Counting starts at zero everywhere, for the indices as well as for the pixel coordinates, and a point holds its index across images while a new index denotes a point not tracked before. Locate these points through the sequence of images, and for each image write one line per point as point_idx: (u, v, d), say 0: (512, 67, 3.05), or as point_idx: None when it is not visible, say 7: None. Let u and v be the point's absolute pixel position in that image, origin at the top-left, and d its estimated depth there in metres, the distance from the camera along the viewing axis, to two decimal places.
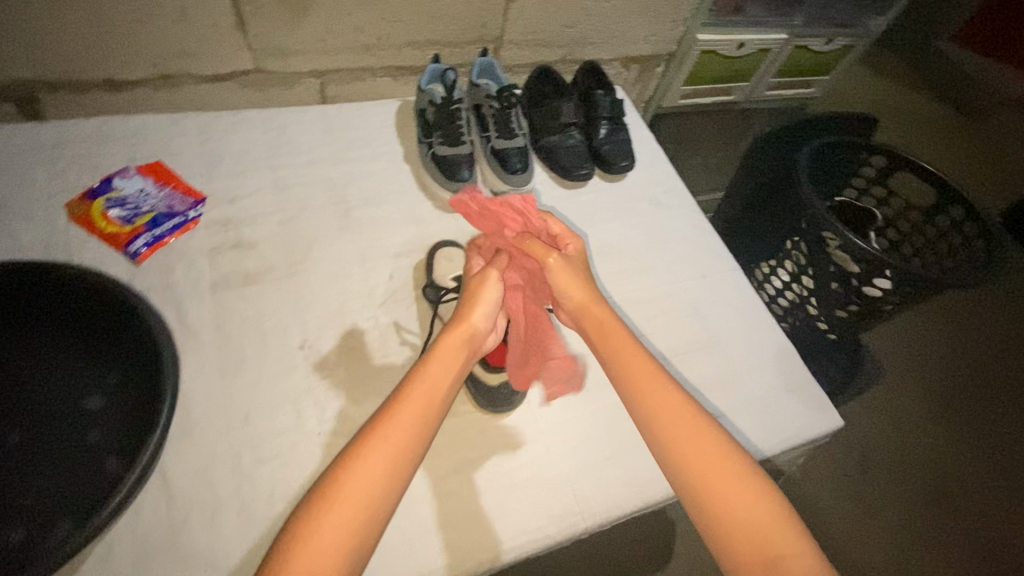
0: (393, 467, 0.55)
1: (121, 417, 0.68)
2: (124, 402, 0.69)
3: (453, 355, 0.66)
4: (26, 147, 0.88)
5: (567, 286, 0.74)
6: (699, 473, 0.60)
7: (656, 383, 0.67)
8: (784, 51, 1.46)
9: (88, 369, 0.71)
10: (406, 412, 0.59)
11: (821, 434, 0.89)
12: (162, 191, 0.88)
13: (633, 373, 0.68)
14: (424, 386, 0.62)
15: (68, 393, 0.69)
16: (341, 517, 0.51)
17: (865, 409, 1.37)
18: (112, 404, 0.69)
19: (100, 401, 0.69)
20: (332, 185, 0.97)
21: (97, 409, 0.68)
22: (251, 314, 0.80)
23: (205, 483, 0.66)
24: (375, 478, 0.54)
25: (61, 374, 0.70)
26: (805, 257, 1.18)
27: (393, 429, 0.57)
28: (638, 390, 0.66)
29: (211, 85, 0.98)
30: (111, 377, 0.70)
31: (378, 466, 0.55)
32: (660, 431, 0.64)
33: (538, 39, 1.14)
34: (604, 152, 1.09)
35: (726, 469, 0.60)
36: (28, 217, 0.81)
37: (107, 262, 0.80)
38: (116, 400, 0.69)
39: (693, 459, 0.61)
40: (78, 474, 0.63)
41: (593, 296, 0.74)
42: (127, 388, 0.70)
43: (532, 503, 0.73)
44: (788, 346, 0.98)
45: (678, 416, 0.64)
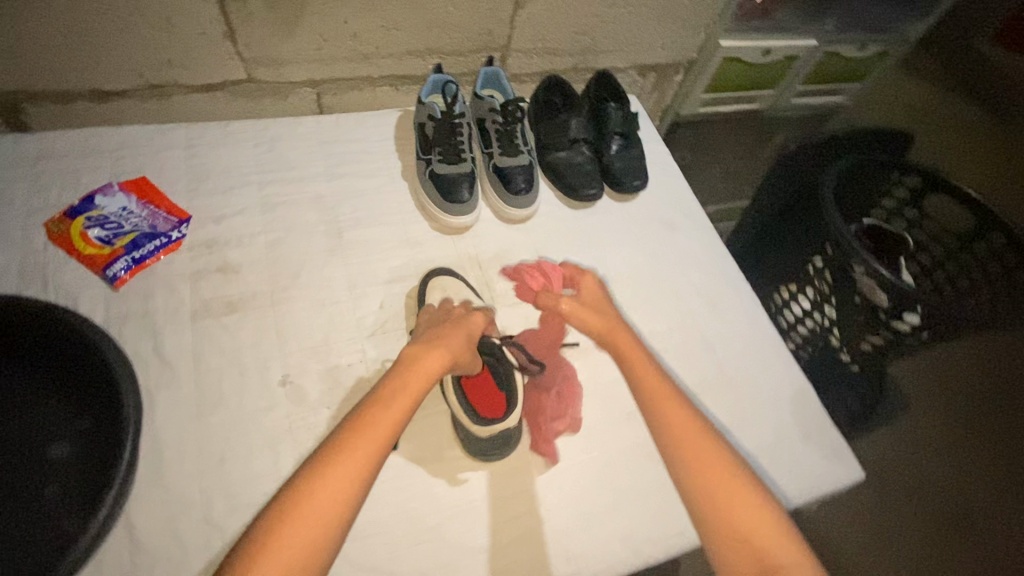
0: (355, 481, 0.53)
1: (82, 469, 0.64)
2: (88, 452, 0.65)
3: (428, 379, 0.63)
4: (6, 162, 0.84)
5: (585, 319, 0.76)
6: (717, 497, 0.57)
7: (678, 407, 0.65)
8: (813, 58, 1.37)
9: (53, 413, 0.67)
10: (373, 426, 0.57)
11: (838, 487, 0.82)
12: (145, 209, 0.84)
13: (656, 397, 0.66)
14: (392, 401, 0.59)
15: (32, 440, 0.65)
16: (301, 535, 0.49)
17: (886, 444, 1.30)
18: (77, 452, 0.65)
19: (64, 449, 0.65)
20: (325, 203, 0.92)
21: (59, 458, 0.64)
22: (232, 346, 0.76)
23: (174, 533, 0.62)
24: (338, 496, 0.52)
25: (26, 418, 0.66)
26: (828, 285, 1.09)
27: (359, 444, 0.55)
28: (663, 414, 0.65)
29: (201, 95, 0.93)
30: (79, 423, 0.67)
31: (341, 481, 0.52)
32: (680, 454, 0.61)
33: (548, 48, 1.07)
34: (614, 170, 1.02)
35: (747, 493, 0.58)
36: (4, 238, 0.78)
37: (84, 286, 0.76)
38: (82, 447, 0.65)
39: (709, 482, 0.58)
40: (25, 533, 0.59)
41: (608, 327, 0.75)
42: (92, 434, 0.66)
43: (521, 562, 0.68)
44: (805, 388, 0.90)
45: (699, 438, 0.62)
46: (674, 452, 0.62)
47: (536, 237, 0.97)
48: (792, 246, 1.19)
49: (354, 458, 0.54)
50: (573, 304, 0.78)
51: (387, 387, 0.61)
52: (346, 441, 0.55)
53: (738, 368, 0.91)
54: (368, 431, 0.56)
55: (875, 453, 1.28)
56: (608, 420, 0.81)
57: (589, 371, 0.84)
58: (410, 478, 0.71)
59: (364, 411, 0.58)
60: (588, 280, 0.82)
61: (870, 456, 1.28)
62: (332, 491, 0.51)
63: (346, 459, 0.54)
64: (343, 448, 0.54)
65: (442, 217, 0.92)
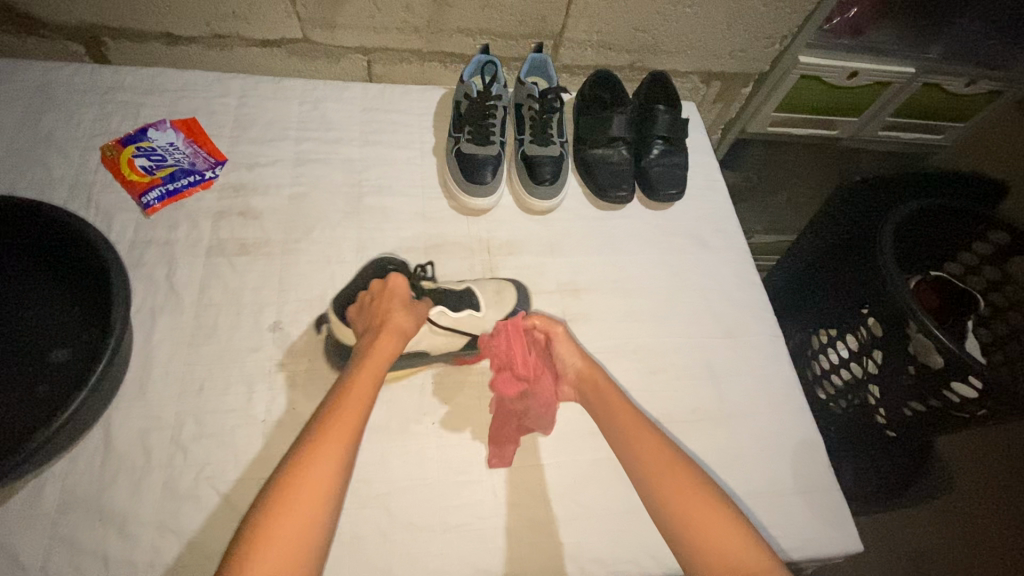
0: (334, 478, 0.52)
1: (71, 380, 0.67)
2: (82, 366, 0.68)
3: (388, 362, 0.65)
4: (82, 88, 0.93)
5: (569, 359, 0.73)
6: (699, 523, 0.55)
7: (654, 441, 0.63)
8: (909, 88, 1.23)
9: (69, 317, 0.71)
10: (337, 431, 0.55)
11: (829, 555, 0.74)
12: (189, 147, 0.90)
13: (631, 433, 0.65)
14: (349, 403, 0.58)
15: (46, 338, 0.70)
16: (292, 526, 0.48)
17: (917, 521, 1.16)
18: (76, 360, 0.68)
19: (64, 355, 0.69)
20: (353, 166, 0.94)
21: (57, 363, 0.68)
22: (235, 285, 0.79)
23: (142, 445, 0.66)
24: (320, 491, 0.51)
25: (45, 315, 0.71)
26: (874, 335, 0.98)
27: (328, 447, 0.54)
28: (641, 453, 0.63)
29: (260, 49, 0.98)
30: (83, 335, 0.70)
31: (316, 483, 0.51)
32: (664, 486, 0.59)
33: (604, 41, 1.03)
34: (650, 175, 0.97)
35: (728, 518, 0.55)
36: (65, 154, 0.86)
37: (121, 209, 0.83)
38: (81, 357, 0.68)
39: (688, 509, 0.57)
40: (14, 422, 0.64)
41: (594, 368, 0.72)
42: (90, 348, 0.69)
43: (461, 549, 0.67)
44: (817, 441, 0.82)
45: (676, 470, 0.60)
46: (657, 485, 0.60)
47: (554, 231, 0.94)
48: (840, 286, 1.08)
49: (324, 458, 0.53)
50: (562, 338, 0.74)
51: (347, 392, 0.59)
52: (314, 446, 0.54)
53: (743, 405, 0.84)
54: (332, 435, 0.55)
55: (899, 532, 1.15)
56: (584, 430, 0.77)
57: None
58: (370, 443, 0.72)
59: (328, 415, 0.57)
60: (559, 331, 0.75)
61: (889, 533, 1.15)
62: (313, 489, 0.51)
63: (319, 459, 0.53)
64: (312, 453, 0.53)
65: (461, 196, 0.92)
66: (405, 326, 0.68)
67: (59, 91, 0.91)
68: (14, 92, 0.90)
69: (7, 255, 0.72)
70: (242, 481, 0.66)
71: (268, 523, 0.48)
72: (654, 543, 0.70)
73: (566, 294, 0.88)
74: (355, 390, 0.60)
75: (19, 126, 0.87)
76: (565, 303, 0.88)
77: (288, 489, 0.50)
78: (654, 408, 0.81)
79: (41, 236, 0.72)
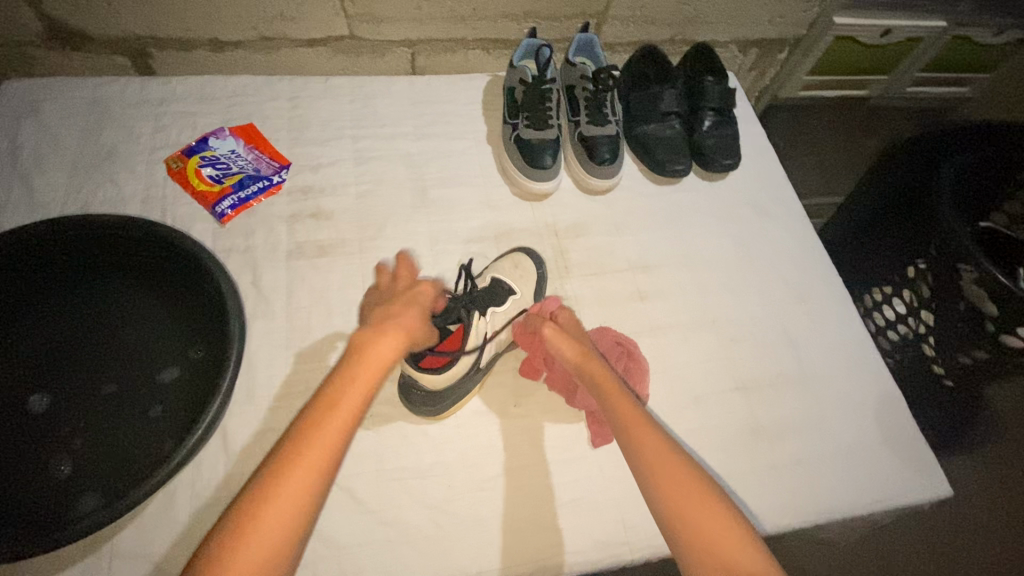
0: (314, 481, 0.52)
1: (185, 399, 0.70)
2: (193, 384, 0.71)
3: (384, 362, 0.61)
4: (135, 101, 0.92)
5: (563, 352, 0.69)
6: (686, 516, 0.54)
7: (651, 432, 0.61)
8: (940, 42, 1.23)
9: (172, 337, 0.74)
10: (324, 433, 0.54)
11: (919, 502, 0.77)
12: (251, 153, 0.90)
13: (628, 422, 0.62)
14: (341, 404, 0.56)
15: (151, 359, 0.72)
16: (269, 526, 0.49)
17: (980, 466, 1.17)
18: (186, 378, 0.71)
19: (172, 374, 0.72)
20: (413, 160, 0.94)
21: (167, 381, 0.71)
22: (321, 287, 0.81)
23: (262, 448, 0.69)
24: (299, 495, 0.50)
25: (147, 336, 0.73)
26: (929, 291, 1.00)
27: (314, 447, 0.53)
28: (633, 437, 0.61)
29: (306, 49, 0.97)
30: (189, 353, 0.73)
31: (297, 488, 0.51)
32: (656, 478, 0.57)
33: (646, 16, 1.03)
34: (704, 147, 0.98)
35: (723, 516, 0.54)
36: (132, 170, 0.86)
37: (196, 220, 0.83)
38: (191, 375, 0.72)
39: (676, 495, 0.56)
40: (136, 440, 0.67)
41: (589, 358, 0.68)
42: (201, 367, 0.72)
43: (575, 524, 0.70)
44: (894, 396, 0.84)
45: (669, 463, 0.58)
46: (650, 476, 0.58)
47: (616, 210, 0.95)
48: (889, 244, 1.10)
49: (308, 462, 0.52)
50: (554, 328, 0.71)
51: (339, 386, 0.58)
52: (301, 444, 0.53)
53: (820, 366, 0.86)
54: (317, 437, 0.54)
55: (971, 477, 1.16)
56: (674, 403, 0.80)
57: (657, 352, 0.84)
58: (473, 429, 0.74)
59: (316, 412, 0.56)
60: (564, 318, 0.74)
61: (964, 481, 1.15)
62: (293, 492, 0.50)
63: (302, 463, 0.52)
64: (296, 453, 0.52)
65: (523, 182, 0.92)
66: (406, 323, 0.65)
67: (112, 106, 0.91)
68: (69, 111, 0.89)
69: (107, 278, 0.75)
70: (362, 475, 0.69)
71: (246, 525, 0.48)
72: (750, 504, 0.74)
73: (638, 272, 0.90)
74: (347, 389, 0.58)
75: (81, 145, 0.87)
76: (638, 280, 0.89)
77: (270, 489, 0.50)
78: (737, 375, 0.83)
79: (152, 261, 0.76)
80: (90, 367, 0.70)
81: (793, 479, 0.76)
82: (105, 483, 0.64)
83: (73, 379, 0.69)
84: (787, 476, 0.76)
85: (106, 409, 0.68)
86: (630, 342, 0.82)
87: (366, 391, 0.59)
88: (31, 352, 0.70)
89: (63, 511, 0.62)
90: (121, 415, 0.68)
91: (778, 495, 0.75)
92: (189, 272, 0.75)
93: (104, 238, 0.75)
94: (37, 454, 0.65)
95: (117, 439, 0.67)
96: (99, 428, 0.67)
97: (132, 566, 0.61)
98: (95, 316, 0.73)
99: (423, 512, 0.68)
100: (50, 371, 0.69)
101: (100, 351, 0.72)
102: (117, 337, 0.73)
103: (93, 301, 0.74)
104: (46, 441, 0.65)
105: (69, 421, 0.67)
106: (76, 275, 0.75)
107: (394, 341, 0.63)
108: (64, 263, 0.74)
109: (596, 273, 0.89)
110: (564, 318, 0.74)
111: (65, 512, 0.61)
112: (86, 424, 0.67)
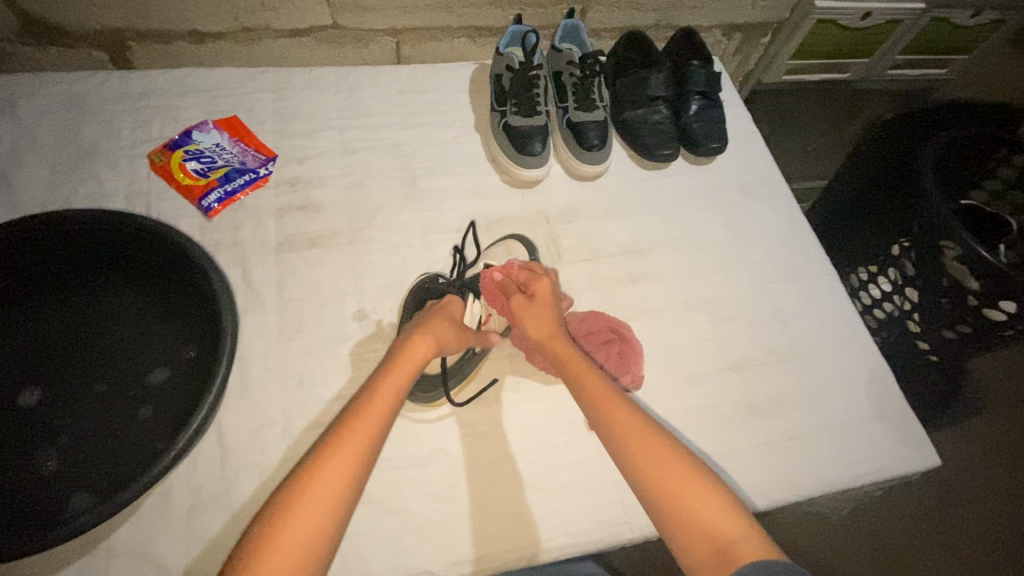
0: (353, 477, 0.52)
1: (177, 400, 0.69)
2: (184, 385, 0.70)
3: (416, 366, 0.63)
4: (114, 96, 0.90)
5: (530, 330, 0.71)
6: (660, 483, 0.55)
7: (624, 408, 0.61)
8: (918, 24, 1.25)
9: (164, 337, 0.73)
10: (355, 433, 0.55)
11: (909, 473, 0.79)
12: (236, 146, 0.88)
13: (602, 402, 0.63)
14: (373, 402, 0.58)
15: (142, 360, 0.71)
16: (309, 510, 0.49)
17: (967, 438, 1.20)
18: (178, 379, 0.70)
19: (164, 375, 0.70)
20: (401, 150, 0.94)
21: (158, 382, 0.70)
22: (313, 279, 0.80)
23: (259, 442, 0.69)
24: (335, 492, 0.51)
25: (138, 336, 0.72)
26: (913, 267, 1.02)
27: (347, 447, 0.53)
28: (605, 413, 0.62)
29: (289, 40, 0.96)
30: (181, 354, 0.72)
31: (335, 485, 0.51)
32: (630, 450, 0.58)
33: (631, 1, 1.03)
34: (692, 131, 0.98)
35: (698, 482, 0.55)
36: (114, 165, 0.85)
37: (182, 215, 0.82)
38: (182, 376, 0.70)
39: (648, 465, 0.57)
40: (127, 442, 0.66)
41: (555, 336, 0.69)
42: (193, 368, 0.71)
43: (576, 505, 0.70)
44: (884, 370, 0.86)
45: (643, 435, 0.59)
46: (622, 449, 0.59)
47: (607, 196, 0.95)
48: (873, 223, 1.11)
49: (343, 458, 0.53)
50: (523, 300, 0.71)
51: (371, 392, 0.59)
52: (334, 443, 0.54)
53: (810, 344, 0.87)
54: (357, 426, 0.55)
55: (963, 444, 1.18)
56: (670, 384, 0.81)
57: (651, 334, 0.84)
58: (471, 416, 0.74)
59: (352, 414, 0.57)
60: (542, 291, 0.72)
61: (952, 452, 1.18)
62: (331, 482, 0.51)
63: (340, 457, 0.53)
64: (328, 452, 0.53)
65: (513, 169, 0.92)
66: (444, 333, 0.68)
67: (91, 101, 0.89)
68: (46, 107, 0.87)
69: (96, 276, 0.74)
70: None
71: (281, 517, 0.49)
72: (748, 478, 0.75)
73: (630, 256, 0.90)
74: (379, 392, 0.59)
75: (60, 141, 0.85)
76: (630, 264, 0.90)
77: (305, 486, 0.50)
78: (730, 355, 0.84)
79: (142, 256, 0.74)
80: (79, 367, 0.69)
81: (786, 454, 0.78)
82: (94, 485, 0.63)
83: (62, 377, 0.68)
84: (782, 451, 0.78)
85: (95, 411, 0.67)
86: (623, 326, 0.82)
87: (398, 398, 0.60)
88: (17, 348, 0.68)
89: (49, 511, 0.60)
90: (112, 416, 0.67)
91: (773, 470, 0.76)
92: (183, 270, 0.74)
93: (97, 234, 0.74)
94: (24, 452, 0.63)
95: (107, 440, 0.65)
96: (89, 428, 0.66)
97: (130, 564, 0.61)
98: (84, 314, 0.72)
99: (426, 499, 0.68)
100: (37, 368, 0.68)
101: (87, 351, 0.70)
102: (106, 336, 0.71)
103: (82, 298, 0.73)
104: (33, 440, 0.64)
105: (57, 419, 0.66)
106: (63, 271, 0.73)
107: (426, 350, 0.65)
108: (50, 259, 0.73)
109: (588, 259, 0.89)
110: (540, 290, 0.72)
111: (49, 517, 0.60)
112: (76, 422, 0.66)
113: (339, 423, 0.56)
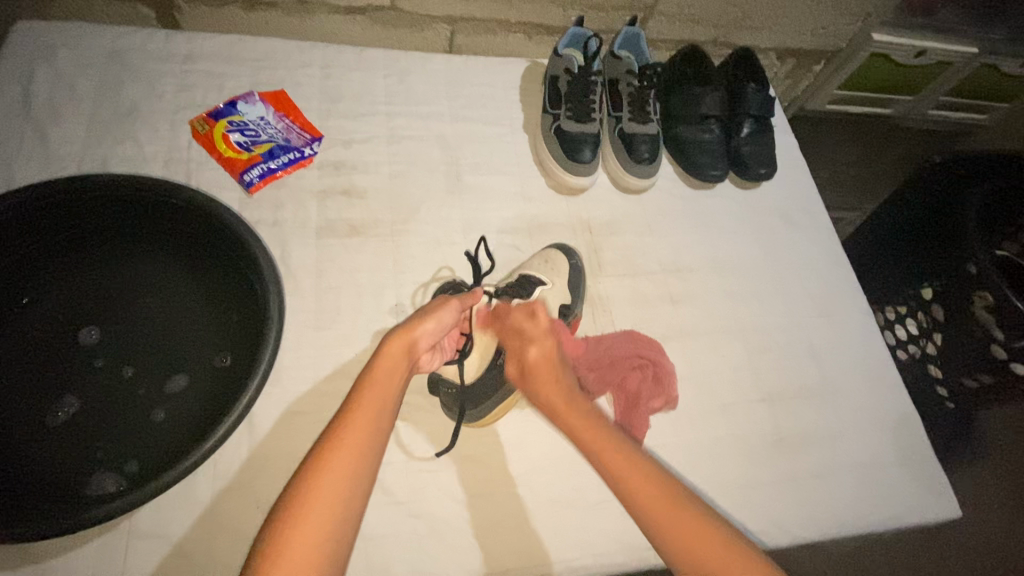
0: (342, 511, 0.48)
1: (202, 397, 0.67)
2: (211, 385, 0.67)
3: (391, 370, 0.57)
4: (158, 56, 0.87)
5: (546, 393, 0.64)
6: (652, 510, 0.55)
7: (670, 505, 0.55)
8: (968, 68, 1.23)
9: (196, 327, 0.70)
10: (337, 462, 0.50)
11: (929, 520, 0.79)
12: (281, 121, 0.86)
13: (650, 503, 0.55)
14: (367, 396, 0.54)
15: (172, 348, 0.69)
16: (320, 506, 0.47)
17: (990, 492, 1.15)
18: (207, 377, 0.68)
19: (193, 371, 0.68)
20: (447, 143, 0.91)
21: (184, 379, 0.67)
22: (352, 268, 0.78)
23: (287, 432, 0.67)
24: (322, 537, 0.46)
25: (168, 321, 0.70)
26: (942, 314, 1.01)
27: (329, 482, 0.49)
28: (657, 518, 0.55)
29: (343, 16, 0.92)
30: (214, 351, 0.69)
31: (320, 526, 0.47)
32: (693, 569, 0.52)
33: (693, 15, 1.01)
34: (741, 154, 0.96)
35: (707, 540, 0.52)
36: (154, 128, 0.82)
37: (222, 188, 0.80)
38: (211, 375, 0.68)
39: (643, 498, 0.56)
40: (152, 432, 0.64)
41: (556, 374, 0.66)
42: (227, 369, 0.68)
43: (604, 524, 0.69)
44: (913, 416, 0.85)
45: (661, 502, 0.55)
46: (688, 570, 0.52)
47: (650, 211, 0.94)
48: (906, 262, 1.10)
49: (327, 495, 0.48)
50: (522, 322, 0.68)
51: (350, 411, 0.54)
52: (313, 477, 0.49)
53: (845, 379, 0.86)
54: (354, 421, 0.53)
55: (978, 487, 1.15)
56: (701, 410, 0.80)
57: (685, 358, 0.83)
58: (504, 426, 0.72)
59: (342, 420, 0.53)
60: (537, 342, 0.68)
61: (973, 504, 1.13)
62: (336, 476, 0.49)
63: (342, 450, 0.51)
64: (310, 486, 0.48)
65: (561, 175, 0.90)
66: (414, 324, 0.60)
67: (134, 59, 0.86)
68: (86, 60, 0.84)
69: (144, 251, 0.73)
70: (392, 464, 0.68)
71: (293, 517, 0.47)
72: (771, 512, 0.75)
73: (669, 276, 0.89)
74: (360, 414, 0.53)
75: (99, 97, 0.82)
76: (669, 284, 0.88)
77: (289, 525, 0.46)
78: (763, 386, 0.83)
79: (195, 240, 0.73)
80: (108, 346, 0.67)
81: (810, 492, 0.77)
82: (109, 471, 0.61)
83: (86, 350, 0.66)
84: (805, 486, 0.77)
85: (119, 394, 0.65)
86: (656, 346, 0.82)
87: (382, 418, 0.54)
88: (51, 310, 0.67)
89: (45, 475, 0.60)
90: (138, 401, 0.65)
91: (796, 507, 0.76)
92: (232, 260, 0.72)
93: (165, 204, 0.72)
94: (46, 398, 0.63)
95: (128, 426, 0.64)
96: (112, 410, 0.64)
97: (150, 547, 0.59)
98: (122, 285, 0.70)
99: (453, 505, 0.67)
100: (67, 334, 0.67)
101: (116, 328, 0.68)
102: (135, 317, 0.69)
103: (135, 265, 0.72)
104: (55, 388, 0.64)
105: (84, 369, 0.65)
106: (127, 234, 0.73)
107: (400, 348, 0.58)
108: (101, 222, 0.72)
109: (626, 274, 0.88)
110: (538, 351, 0.66)
111: (58, 496, 0.59)
112: (93, 396, 0.64)
113: (335, 423, 0.53)
